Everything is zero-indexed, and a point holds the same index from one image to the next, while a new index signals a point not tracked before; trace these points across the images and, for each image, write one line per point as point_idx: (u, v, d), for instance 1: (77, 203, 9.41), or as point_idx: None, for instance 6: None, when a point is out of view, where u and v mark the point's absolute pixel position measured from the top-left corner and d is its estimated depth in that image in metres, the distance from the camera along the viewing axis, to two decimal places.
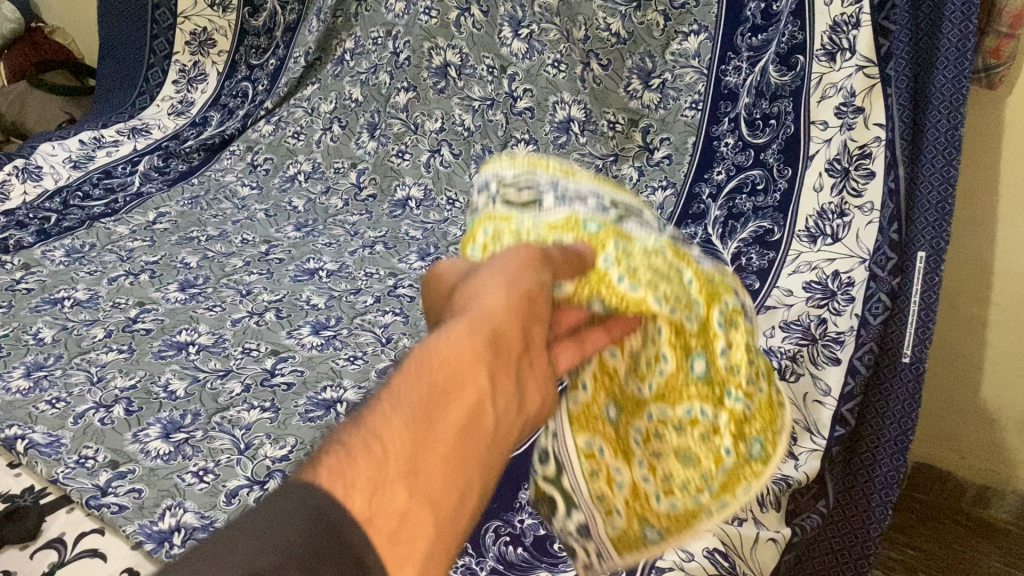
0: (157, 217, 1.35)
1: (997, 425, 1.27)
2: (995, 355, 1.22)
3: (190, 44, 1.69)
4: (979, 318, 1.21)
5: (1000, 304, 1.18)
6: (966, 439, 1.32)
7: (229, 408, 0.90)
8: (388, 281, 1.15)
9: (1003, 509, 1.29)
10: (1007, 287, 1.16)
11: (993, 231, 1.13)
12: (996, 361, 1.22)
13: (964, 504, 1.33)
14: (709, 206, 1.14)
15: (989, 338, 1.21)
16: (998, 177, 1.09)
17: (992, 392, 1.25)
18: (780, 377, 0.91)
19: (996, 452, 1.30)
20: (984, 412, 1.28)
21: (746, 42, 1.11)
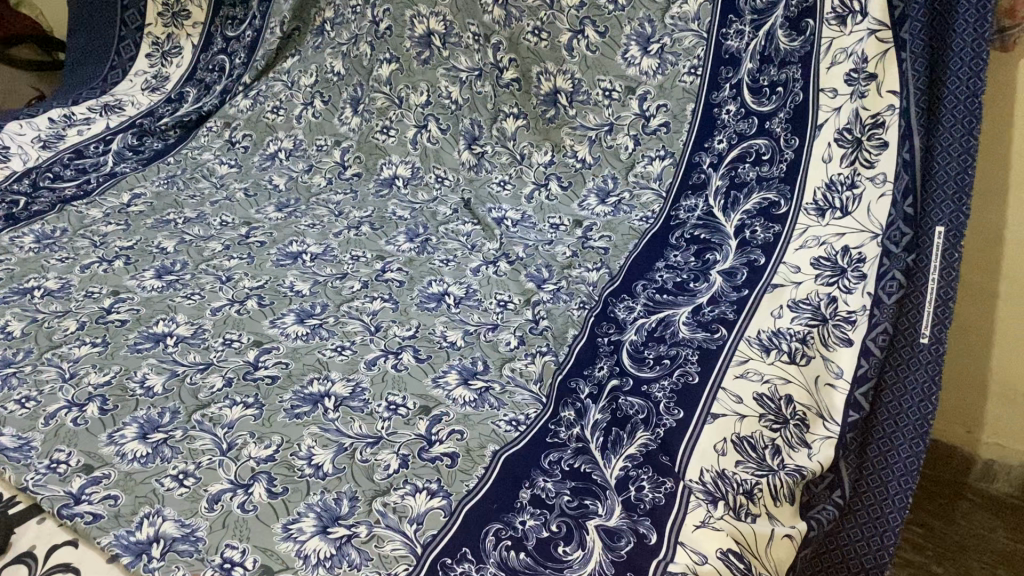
0: (133, 199, 1.29)
1: (1009, 400, 1.22)
2: (1004, 326, 1.17)
3: (163, 15, 1.62)
4: (989, 289, 1.16)
5: (1010, 275, 1.13)
6: (976, 415, 1.27)
7: (209, 405, 0.85)
8: (376, 265, 1.10)
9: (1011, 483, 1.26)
10: (1017, 256, 1.11)
11: (1007, 201, 1.09)
12: (1006, 334, 1.18)
13: (971, 479, 1.29)
14: (710, 175, 1.09)
15: (998, 309, 1.17)
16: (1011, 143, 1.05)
17: (1003, 365, 1.20)
18: (789, 361, 0.85)
19: (1008, 427, 1.24)
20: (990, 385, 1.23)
21: (749, 5, 1.07)
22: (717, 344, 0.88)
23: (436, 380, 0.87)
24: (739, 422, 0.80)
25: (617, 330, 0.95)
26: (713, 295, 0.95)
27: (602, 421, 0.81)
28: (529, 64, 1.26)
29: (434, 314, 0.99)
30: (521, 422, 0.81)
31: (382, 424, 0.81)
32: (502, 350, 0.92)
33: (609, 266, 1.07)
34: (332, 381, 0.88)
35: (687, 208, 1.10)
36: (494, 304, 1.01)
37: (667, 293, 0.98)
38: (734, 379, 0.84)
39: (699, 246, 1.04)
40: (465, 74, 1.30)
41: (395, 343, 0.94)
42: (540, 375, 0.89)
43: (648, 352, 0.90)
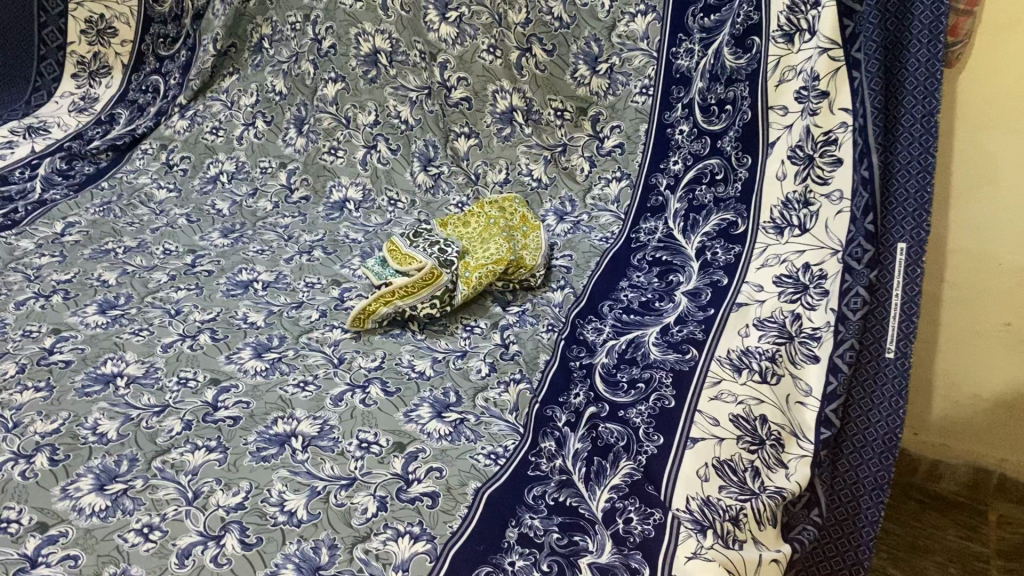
0: (66, 227, 1.22)
1: (959, 404, 1.20)
2: (948, 332, 1.15)
3: (87, 33, 1.53)
4: (933, 296, 1.14)
5: (953, 282, 1.11)
6: (923, 416, 1.25)
7: (169, 451, 0.81)
8: (333, 292, 1.07)
9: (955, 482, 1.24)
10: (960, 264, 1.09)
11: (949, 207, 1.06)
12: (951, 337, 1.15)
13: (917, 479, 1.28)
14: (668, 198, 1.10)
15: (942, 316, 1.15)
16: (952, 147, 1.02)
17: (947, 369, 1.18)
18: (762, 381, 0.84)
19: (958, 428, 1.22)
20: (931, 387, 1.22)
21: (698, 23, 1.06)
22: (690, 364, 0.88)
23: (408, 415, 0.85)
24: (719, 445, 0.79)
25: (588, 353, 0.93)
26: (680, 315, 0.95)
27: (583, 451, 0.80)
28: (484, 83, 1.24)
29: (399, 343, 0.97)
30: (500, 455, 0.80)
31: (355, 464, 0.78)
32: (473, 379, 0.90)
33: (573, 286, 1.07)
34: (298, 421, 0.84)
35: (648, 230, 1.10)
36: (460, 329, 1.00)
37: (634, 313, 0.98)
38: (710, 401, 0.83)
39: (661, 268, 1.04)
40: (415, 94, 1.27)
41: (361, 377, 0.90)
42: (515, 405, 0.87)
43: (621, 375, 0.89)
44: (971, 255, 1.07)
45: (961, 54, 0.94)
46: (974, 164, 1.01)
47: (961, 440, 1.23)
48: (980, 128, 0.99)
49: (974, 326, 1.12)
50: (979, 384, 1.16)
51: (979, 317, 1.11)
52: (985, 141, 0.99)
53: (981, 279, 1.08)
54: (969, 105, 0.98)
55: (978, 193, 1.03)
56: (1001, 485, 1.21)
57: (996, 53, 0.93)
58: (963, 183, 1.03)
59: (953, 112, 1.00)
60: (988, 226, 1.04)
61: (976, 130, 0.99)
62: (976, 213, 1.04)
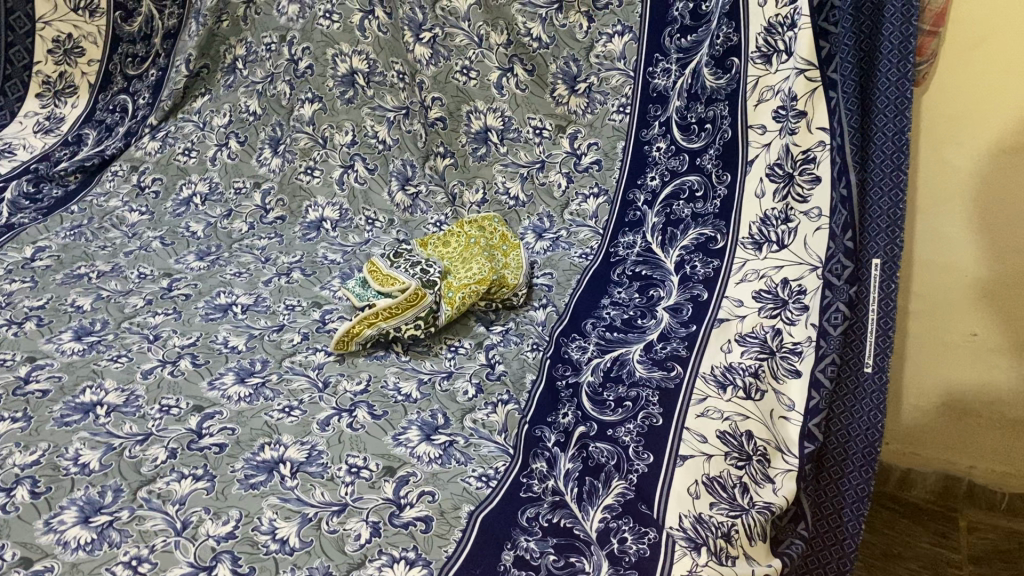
0: (37, 252, 1.20)
1: (928, 414, 1.23)
2: (916, 342, 1.18)
3: (54, 53, 1.50)
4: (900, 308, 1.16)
5: (920, 294, 1.14)
6: (891, 427, 1.27)
7: (155, 480, 0.79)
8: (314, 314, 1.06)
9: (925, 489, 1.27)
10: (926, 277, 1.12)
11: (916, 222, 1.09)
12: (919, 349, 1.18)
13: (888, 487, 1.30)
14: (646, 213, 1.11)
15: (909, 327, 1.17)
16: (917, 165, 1.05)
17: (915, 379, 1.21)
18: (746, 397, 0.85)
19: (927, 437, 1.25)
20: (900, 397, 1.24)
21: (674, 44, 1.09)
22: (676, 382, 0.88)
23: (397, 438, 0.84)
24: (708, 461, 0.81)
25: (573, 372, 0.94)
26: (662, 332, 0.96)
27: (574, 471, 0.80)
28: (458, 103, 1.26)
29: (383, 365, 0.96)
30: (492, 477, 0.79)
31: (345, 490, 0.78)
32: (461, 401, 0.90)
33: (555, 304, 1.08)
34: (285, 446, 0.83)
35: (626, 244, 1.11)
36: (444, 350, 0.99)
37: (617, 331, 0.99)
38: (696, 418, 0.85)
39: (642, 283, 1.05)
40: (392, 114, 1.26)
41: (347, 401, 0.89)
42: (504, 426, 0.86)
43: (607, 394, 0.89)
44: (937, 268, 1.10)
45: (925, 74, 0.96)
46: (939, 181, 1.04)
47: (930, 448, 1.25)
48: (944, 143, 1.01)
49: (941, 337, 1.15)
50: (946, 393, 1.19)
51: (945, 327, 1.14)
52: (950, 157, 1.02)
53: (946, 293, 1.11)
54: (935, 125, 1.01)
55: (944, 210, 1.05)
56: (970, 492, 1.24)
57: (959, 71, 0.96)
58: (929, 199, 1.06)
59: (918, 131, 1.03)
60: (954, 241, 1.06)
61: (941, 149, 1.02)
62: (941, 227, 1.07)
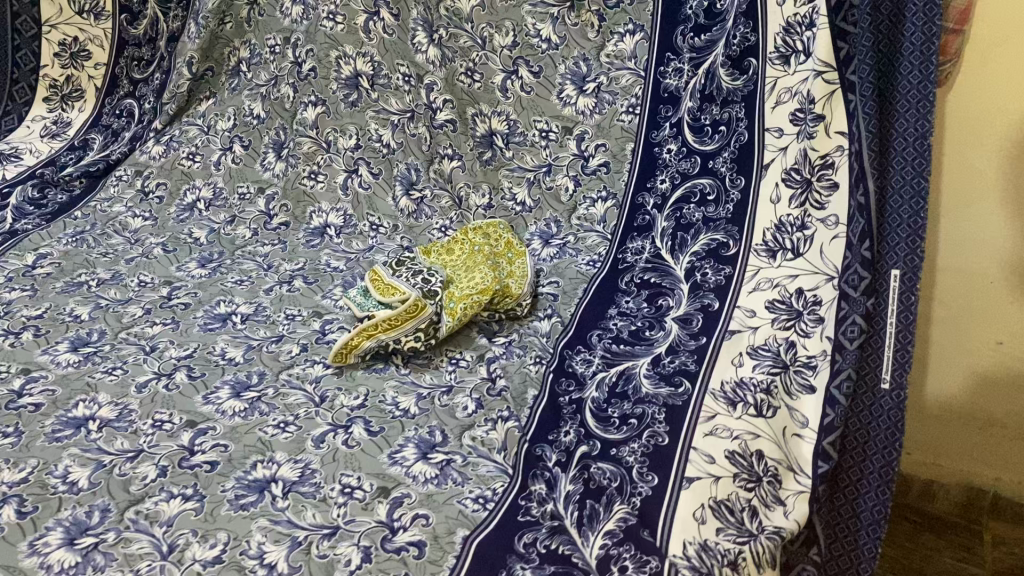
0: (38, 260, 1.18)
1: (951, 423, 1.18)
2: (939, 349, 1.13)
3: (60, 56, 1.49)
4: (922, 314, 1.12)
5: (944, 300, 1.09)
6: (913, 435, 1.23)
7: (143, 500, 0.77)
8: (314, 323, 1.03)
9: (948, 501, 1.22)
10: (951, 283, 1.07)
11: (937, 227, 1.04)
12: (944, 357, 1.13)
13: (910, 499, 1.24)
14: (655, 217, 1.08)
15: (932, 334, 1.12)
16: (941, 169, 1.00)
17: (938, 387, 1.16)
18: (757, 414, 0.83)
19: (950, 449, 1.20)
20: (921, 404, 1.19)
21: (688, 43, 1.05)
22: (683, 399, 0.85)
23: (393, 457, 0.81)
24: (715, 484, 0.77)
25: (577, 387, 0.90)
26: (671, 344, 0.93)
27: (575, 493, 0.77)
28: (465, 106, 1.23)
29: (382, 378, 0.93)
30: (489, 499, 0.76)
31: (338, 511, 0.75)
32: (460, 417, 0.86)
33: (560, 314, 1.04)
34: (278, 464, 0.81)
35: (635, 250, 1.08)
36: (445, 363, 0.96)
37: (624, 343, 0.96)
38: (704, 437, 0.81)
39: (650, 291, 1.02)
40: (396, 117, 1.22)
41: (343, 416, 0.86)
42: (503, 444, 0.83)
43: (612, 410, 0.86)
44: (962, 273, 1.05)
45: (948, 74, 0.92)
46: (962, 185, 1.00)
47: (955, 458, 1.21)
48: (966, 146, 0.97)
49: (965, 345, 1.10)
50: (971, 402, 1.14)
51: (971, 334, 1.09)
52: (973, 160, 0.97)
53: (972, 300, 1.06)
54: (959, 126, 0.97)
55: (969, 215, 1.01)
56: (995, 504, 1.19)
57: (983, 71, 0.91)
58: (952, 203, 1.02)
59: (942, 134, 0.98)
60: (980, 247, 1.02)
61: (966, 150, 0.97)
62: (966, 233, 1.02)
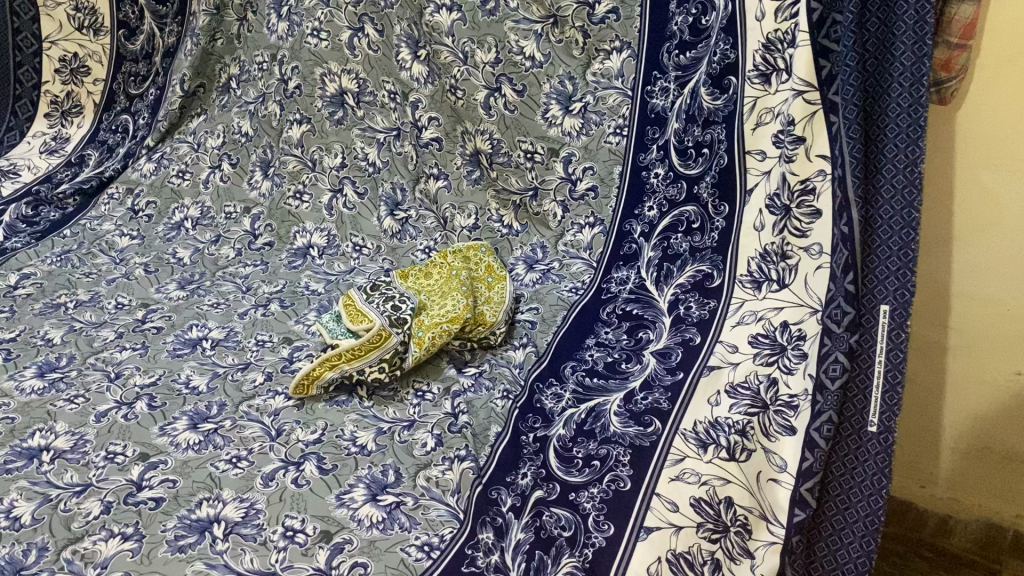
0: (20, 279, 1.17)
1: (971, 459, 1.08)
2: (956, 380, 1.04)
3: (61, 72, 1.48)
4: (937, 343, 1.03)
5: (960, 328, 1.00)
6: (930, 470, 1.13)
7: (82, 539, 0.75)
8: (283, 350, 1.01)
9: (965, 539, 1.11)
10: (966, 311, 0.98)
11: (950, 249, 0.96)
12: (959, 388, 1.04)
13: (926, 536, 1.14)
14: (641, 246, 1.03)
15: (949, 364, 1.03)
16: (952, 189, 0.92)
17: (955, 420, 1.07)
18: (729, 458, 0.77)
19: (970, 486, 1.10)
20: (937, 437, 1.10)
21: (673, 61, 1.00)
22: (652, 440, 0.81)
23: (340, 498, 0.78)
24: (675, 534, 0.73)
25: (543, 424, 0.86)
26: (646, 380, 0.88)
27: (524, 543, 0.73)
28: (453, 123, 1.18)
29: (343, 412, 0.90)
30: (434, 547, 0.72)
31: (276, 556, 0.72)
32: (417, 455, 0.83)
33: (536, 344, 1.01)
34: (223, 503, 0.78)
35: (619, 280, 1.04)
36: (410, 396, 0.92)
37: (598, 376, 0.91)
38: (669, 482, 0.77)
39: (632, 323, 0.97)
40: (382, 135, 1.21)
41: (297, 452, 0.84)
42: (457, 486, 0.79)
43: (577, 449, 0.82)
44: (978, 301, 0.97)
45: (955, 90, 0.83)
46: (976, 208, 0.91)
47: (977, 495, 1.10)
48: (980, 164, 0.88)
49: (985, 375, 1.01)
50: (991, 435, 1.04)
51: (991, 365, 0.99)
52: (986, 182, 0.89)
53: (990, 329, 0.97)
54: (970, 145, 0.88)
55: (982, 240, 0.93)
56: (1016, 543, 1.09)
57: (994, 88, 0.83)
58: (966, 227, 0.93)
59: (952, 153, 0.90)
60: (997, 274, 0.94)
61: (977, 171, 0.89)
62: (981, 259, 0.94)
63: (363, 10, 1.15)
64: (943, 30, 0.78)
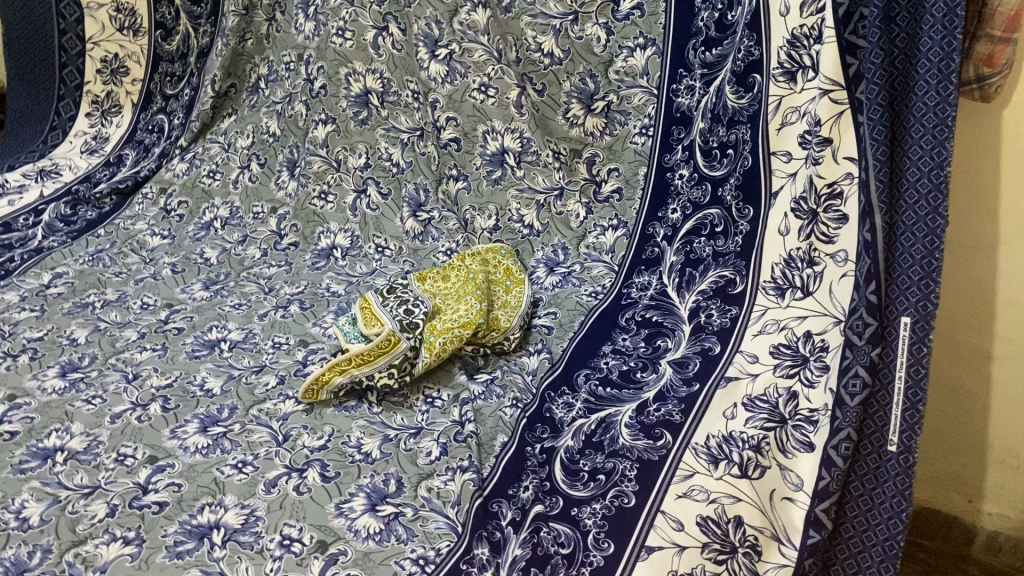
0: (53, 278, 1.19)
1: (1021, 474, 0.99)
2: (1004, 390, 0.95)
3: (102, 72, 1.51)
4: (982, 351, 0.95)
5: (1006, 336, 0.92)
6: (976, 483, 1.04)
7: (85, 542, 0.75)
8: (298, 353, 1.01)
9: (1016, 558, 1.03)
10: (1012, 318, 0.91)
11: (995, 252, 0.88)
12: (1006, 400, 0.96)
13: None
14: (664, 250, 1.00)
15: (994, 373, 0.95)
16: (998, 190, 0.84)
17: (1002, 432, 0.98)
18: (741, 475, 0.74)
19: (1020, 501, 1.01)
20: (983, 449, 1.01)
21: (699, 57, 0.96)
22: (660, 454, 0.78)
23: (340, 507, 0.77)
24: (678, 555, 0.71)
25: (551, 434, 0.85)
26: (660, 391, 0.85)
27: (521, 559, 0.72)
28: (475, 123, 1.15)
29: (352, 417, 0.89)
30: (429, 561, 0.71)
31: (271, 566, 0.71)
32: (421, 464, 0.82)
33: (550, 350, 0.99)
34: (225, 509, 0.78)
35: (640, 285, 1.01)
36: (420, 403, 0.92)
37: (611, 386, 0.89)
38: (677, 500, 0.74)
39: (650, 330, 0.94)
40: (406, 135, 1.20)
41: (302, 459, 0.84)
42: (458, 498, 0.78)
43: (583, 462, 0.80)
44: None
45: (999, 87, 0.76)
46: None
47: None
48: None
49: None
50: None
51: None
52: None
53: None
54: (1016, 144, 0.81)
55: None
56: None
57: None
58: (1013, 231, 0.86)
59: (998, 151, 0.83)
60: None
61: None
62: None
63: (386, 9, 1.14)
64: (986, 22, 0.72)
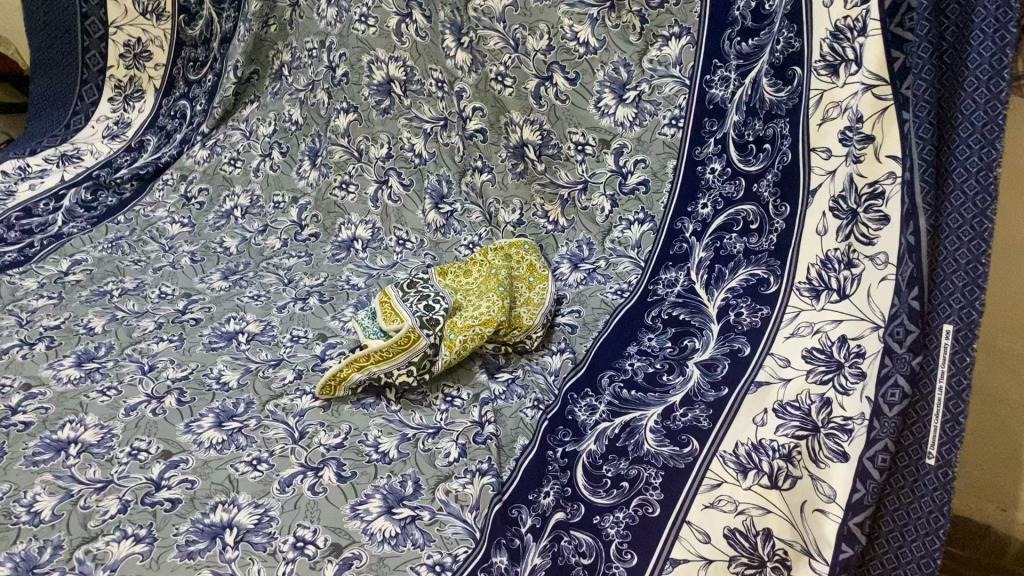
0: (72, 265, 1.17)
1: None
2: None
3: (124, 56, 1.50)
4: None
5: None
6: (1013, 492, 0.99)
7: (96, 539, 0.73)
8: (316, 347, 1.00)
9: None
10: None
11: None
12: None
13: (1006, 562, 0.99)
14: (693, 245, 0.97)
15: None
16: None
17: None
18: (771, 486, 0.71)
19: None
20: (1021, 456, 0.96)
21: (735, 49, 0.93)
22: (687, 461, 0.75)
23: (356, 509, 0.75)
24: (704, 568, 0.68)
25: (574, 438, 0.82)
26: (688, 395, 0.82)
27: (541, 568, 0.69)
28: (498, 114, 1.15)
29: (369, 415, 0.87)
30: (446, 567, 0.69)
31: (284, 569, 0.69)
32: (439, 466, 0.80)
33: (573, 350, 0.97)
34: (238, 508, 0.76)
35: (667, 282, 0.97)
36: (439, 402, 0.89)
37: (637, 389, 0.86)
38: (703, 510, 0.71)
39: (677, 330, 0.91)
40: (429, 125, 1.18)
41: (317, 457, 0.82)
42: (477, 502, 0.76)
43: (606, 468, 0.78)
44: None
45: None
46: None
47: None
48: None
49: None
50: None
51: None
52: None
53: None
54: None
55: None
56: None
57: None
58: None
59: None
60: None
61: None
62: None
63: None
64: None
